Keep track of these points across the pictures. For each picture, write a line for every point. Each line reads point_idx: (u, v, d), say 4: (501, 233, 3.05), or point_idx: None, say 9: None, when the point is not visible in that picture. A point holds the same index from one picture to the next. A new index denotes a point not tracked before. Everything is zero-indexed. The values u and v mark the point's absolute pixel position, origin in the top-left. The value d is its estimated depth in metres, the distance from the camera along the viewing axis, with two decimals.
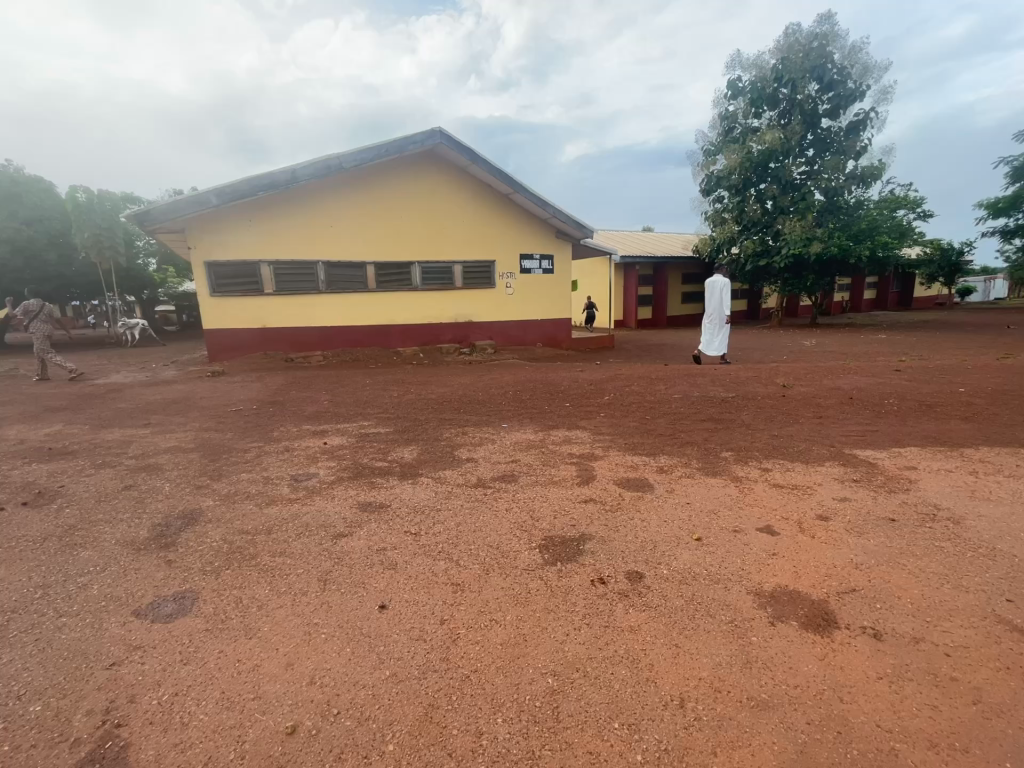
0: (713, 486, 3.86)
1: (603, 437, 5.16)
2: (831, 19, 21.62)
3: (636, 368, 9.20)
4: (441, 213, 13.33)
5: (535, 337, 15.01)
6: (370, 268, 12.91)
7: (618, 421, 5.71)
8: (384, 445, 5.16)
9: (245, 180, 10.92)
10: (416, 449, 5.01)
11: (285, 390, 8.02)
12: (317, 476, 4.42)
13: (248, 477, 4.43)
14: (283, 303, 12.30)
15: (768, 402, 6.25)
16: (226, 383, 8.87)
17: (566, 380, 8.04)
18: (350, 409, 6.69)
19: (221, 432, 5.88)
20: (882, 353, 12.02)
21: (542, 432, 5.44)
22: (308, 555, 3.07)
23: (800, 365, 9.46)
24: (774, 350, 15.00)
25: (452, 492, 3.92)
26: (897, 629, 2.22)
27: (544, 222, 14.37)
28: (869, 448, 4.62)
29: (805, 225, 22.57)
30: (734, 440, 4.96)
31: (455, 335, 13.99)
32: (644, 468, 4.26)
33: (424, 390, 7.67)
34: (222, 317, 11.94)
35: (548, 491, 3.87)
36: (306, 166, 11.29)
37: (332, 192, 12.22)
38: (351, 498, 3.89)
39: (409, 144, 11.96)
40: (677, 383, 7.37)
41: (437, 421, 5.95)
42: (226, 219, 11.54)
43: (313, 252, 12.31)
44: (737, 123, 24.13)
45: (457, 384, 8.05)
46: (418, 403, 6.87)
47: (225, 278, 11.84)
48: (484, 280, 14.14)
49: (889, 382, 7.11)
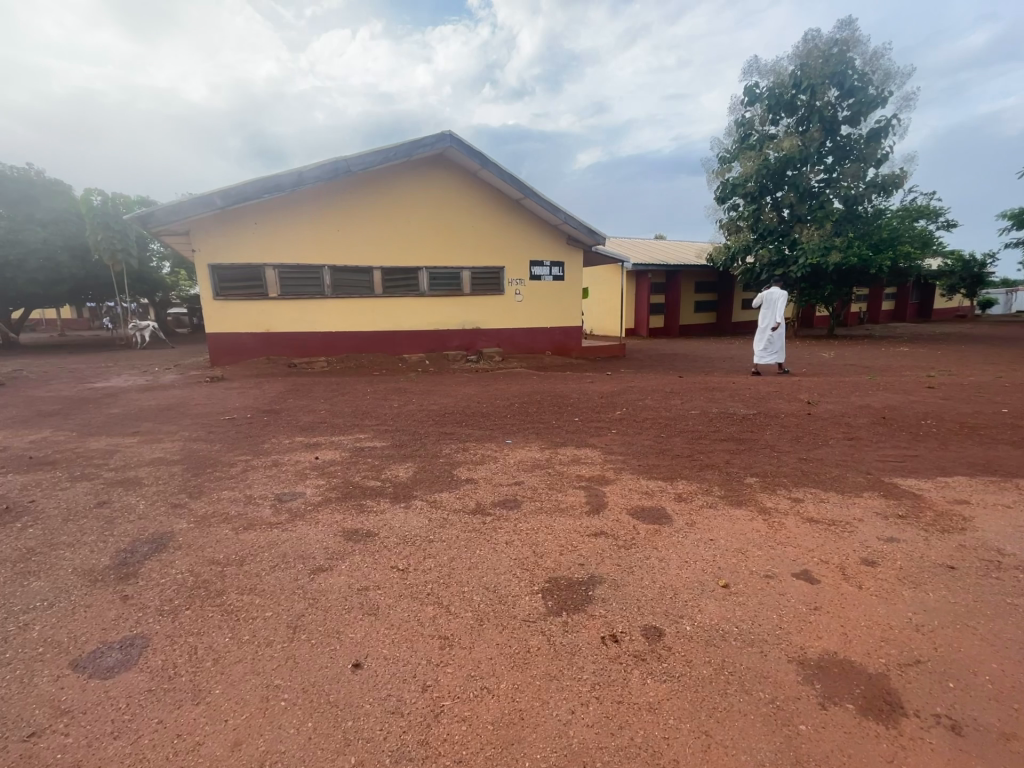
0: (739, 519, 3.45)
1: (615, 458, 4.77)
2: (852, 24, 21.18)
3: (648, 381, 8.80)
4: (450, 217, 13.07)
5: (544, 345, 14.66)
6: (377, 272, 12.67)
7: (631, 439, 5.32)
8: (380, 462, 4.82)
9: (251, 182, 10.74)
10: (413, 467, 4.66)
11: (283, 397, 7.76)
12: (304, 496, 4.08)
13: (230, 496, 4.10)
14: (287, 307, 12.08)
15: (793, 421, 5.82)
16: (224, 390, 8.61)
17: (575, 391, 7.67)
18: (348, 421, 6.37)
19: (211, 443, 5.59)
20: (907, 368, 11.48)
21: (550, 450, 5.07)
22: (280, 594, 2.71)
23: (823, 379, 8.99)
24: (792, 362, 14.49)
25: (447, 519, 3.55)
26: (983, 720, 1.79)
27: (555, 228, 14.06)
28: (910, 476, 4.18)
29: (823, 234, 22.04)
30: (758, 464, 4.54)
31: (462, 342, 13.68)
32: (660, 496, 3.86)
33: (427, 400, 7.34)
34: (225, 320, 11.75)
35: (553, 522, 3.48)
36: (313, 169, 11.09)
37: (340, 195, 12.02)
38: (337, 523, 3.54)
39: (418, 147, 11.73)
40: (693, 398, 6.96)
41: (438, 435, 5.61)
42: (231, 222, 11.38)
43: (319, 255, 12.10)
44: (754, 129, 23.71)
45: (461, 394, 7.73)
46: (419, 414, 6.55)
47: (230, 281, 11.67)
48: (493, 286, 13.84)
49: (922, 400, 6.63)
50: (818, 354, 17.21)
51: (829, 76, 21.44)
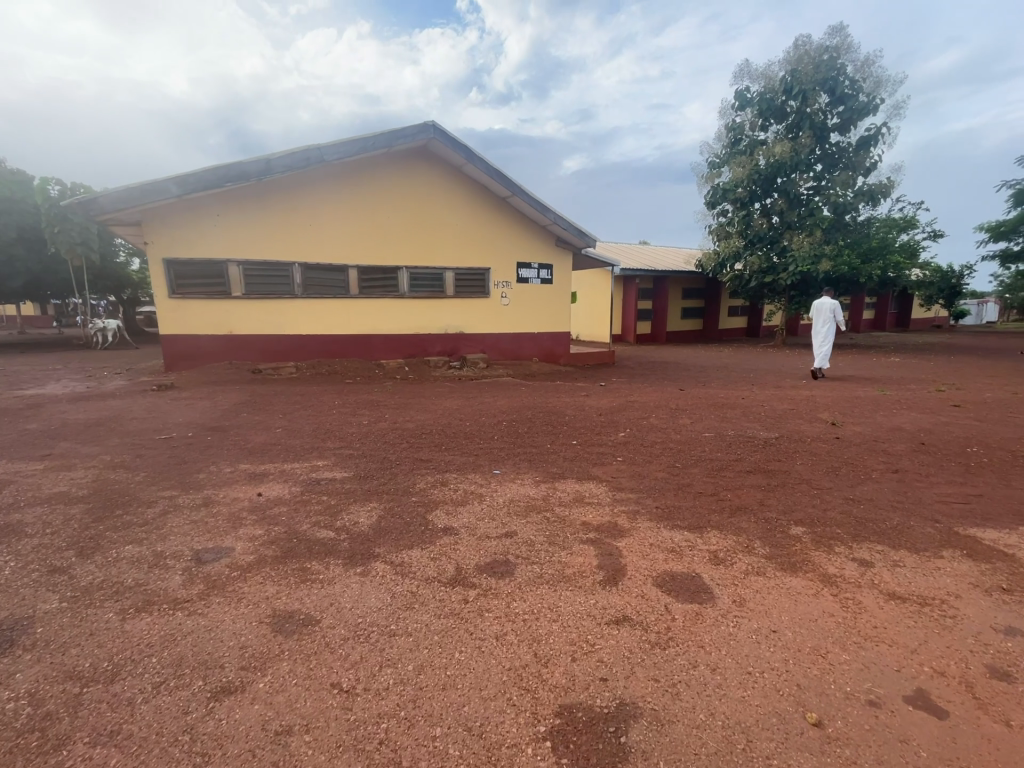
0: (802, 594, 2.63)
1: (627, 496, 3.94)
2: (843, 31, 20.97)
3: (649, 394, 8.02)
4: (432, 214, 12.18)
5: (531, 351, 13.86)
6: (353, 271, 11.70)
7: (644, 471, 4.48)
8: (339, 501, 3.90)
9: (210, 168, 9.66)
10: (378, 509, 3.74)
11: (237, 411, 6.73)
12: (230, 555, 3.12)
13: (131, 555, 3.11)
14: (252, 307, 11.02)
15: (824, 447, 5.06)
16: (171, 400, 7.55)
17: (570, 406, 6.84)
18: (308, 443, 5.40)
19: (133, 473, 4.56)
20: (911, 381, 10.96)
21: (548, 485, 4.21)
22: (152, 749, 1.77)
23: (833, 393, 8.33)
24: (787, 372, 13.90)
25: (416, 596, 2.65)
26: None
27: (544, 229, 13.30)
28: (988, 526, 3.42)
29: (814, 242, 21.76)
30: (799, 506, 3.75)
31: (444, 347, 12.80)
32: (691, 557, 3.02)
33: (402, 417, 6.40)
34: (182, 320, 10.64)
35: (558, 600, 2.60)
36: (282, 156, 10.06)
37: (311, 187, 11.03)
38: (266, 603, 2.60)
39: (399, 137, 10.82)
40: (704, 417, 6.18)
41: (412, 463, 4.71)
42: (189, 212, 10.28)
43: (289, 252, 11.07)
44: (744, 135, 23.34)
45: (441, 409, 6.82)
46: (393, 434, 5.62)
47: (188, 278, 10.57)
48: (478, 288, 12.99)
49: (954, 422, 5.96)
50: (811, 364, 16.72)
51: (820, 82, 21.17)
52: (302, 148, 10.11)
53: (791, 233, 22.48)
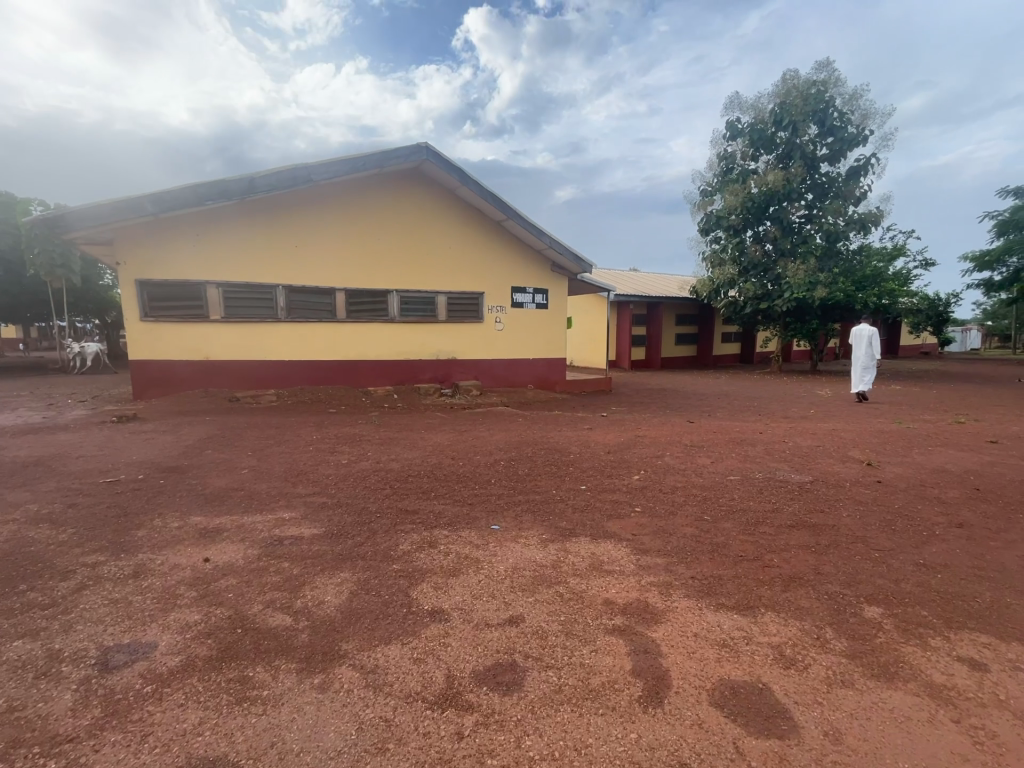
0: (918, 728, 1.93)
1: (655, 562, 3.27)
2: (830, 66, 21.41)
3: (656, 427, 7.42)
4: (424, 237, 11.73)
5: (526, 377, 13.29)
6: (341, 294, 11.13)
7: (668, 526, 3.81)
8: (304, 570, 3.18)
9: (190, 185, 9.12)
10: (350, 582, 3.03)
11: (201, 447, 5.98)
12: (150, 656, 2.38)
13: (16, 658, 2.36)
14: (231, 332, 10.35)
15: (868, 493, 4.45)
16: (130, 434, 6.80)
17: (572, 442, 6.21)
18: (276, 489, 4.67)
19: (56, 530, 3.78)
20: (922, 412, 10.48)
21: (558, 544, 3.54)
22: None
23: (850, 426, 7.79)
24: (789, 401, 13.44)
25: (391, 729, 1.94)
26: None
27: (538, 254, 12.90)
28: None
29: (808, 270, 21.69)
30: (864, 575, 3.10)
31: (435, 374, 12.19)
32: (753, 657, 2.33)
33: (387, 455, 5.70)
34: (155, 346, 9.95)
35: (586, 736, 1.90)
36: (267, 175, 9.58)
37: (299, 207, 10.55)
38: (180, 746, 1.86)
39: (391, 158, 10.43)
40: (725, 456, 5.56)
41: (396, 516, 4.01)
42: (166, 231, 9.71)
43: (272, 274, 10.49)
44: (735, 164, 23.55)
45: (430, 445, 6.13)
46: (374, 477, 4.91)
47: (162, 300, 9.92)
48: (471, 313, 12.46)
49: (998, 462, 5.40)
50: (813, 392, 16.26)
51: (809, 115, 21.50)
52: (290, 168, 9.66)
53: (785, 261, 22.46)
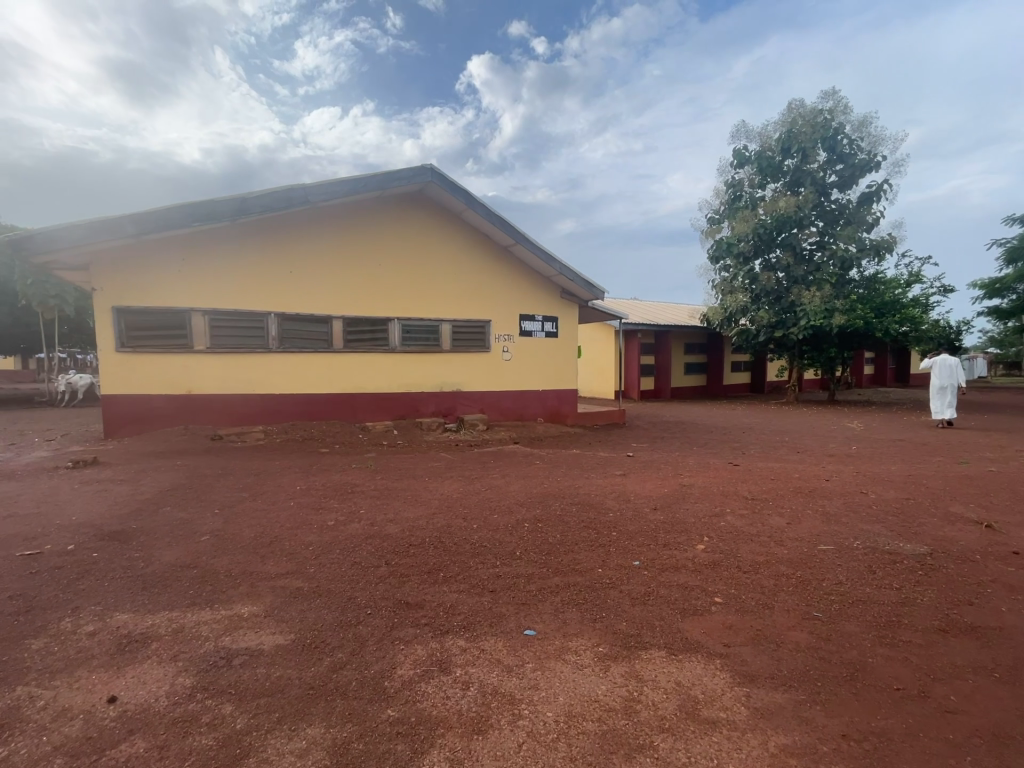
0: None
1: (776, 704, 2.19)
2: (836, 95, 21.17)
3: (698, 473, 6.36)
4: (427, 262, 10.99)
5: (536, 410, 12.31)
6: (338, 323, 10.29)
7: (771, 630, 2.75)
8: (251, 724, 2.09)
9: (176, 205, 8.39)
10: (321, 750, 1.95)
11: (158, 504, 4.93)
12: None
13: None
14: (217, 364, 9.47)
15: (1016, 573, 3.37)
16: (82, 483, 5.76)
17: (606, 494, 5.17)
18: (239, 567, 3.61)
19: None
20: (981, 449, 9.34)
21: (625, 668, 2.46)
22: None
23: (920, 469, 6.71)
24: (822, 436, 12.31)
25: None
26: None
27: (548, 280, 12.16)
28: None
29: (824, 296, 20.96)
30: None
31: (439, 407, 11.25)
32: None
33: (384, 514, 4.65)
34: (132, 378, 9.05)
35: None
36: (260, 195, 8.86)
37: (295, 231, 9.83)
38: None
39: (393, 179, 9.77)
40: (801, 514, 4.50)
41: (393, 613, 2.95)
42: (149, 255, 8.93)
43: (264, 300, 9.68)
44: (743, 191, 23.18)
45: (437, 499, 5.08)
46: (366, 549, 3.86)
47: (142, 329, 9.06)
48: (478, 341, 11.59)
49: None
50: (842, 424, 15.16)
51: (817, 142, 21.20)
52: (286, 189, 8.97)
53: (799, 287, 21.73)
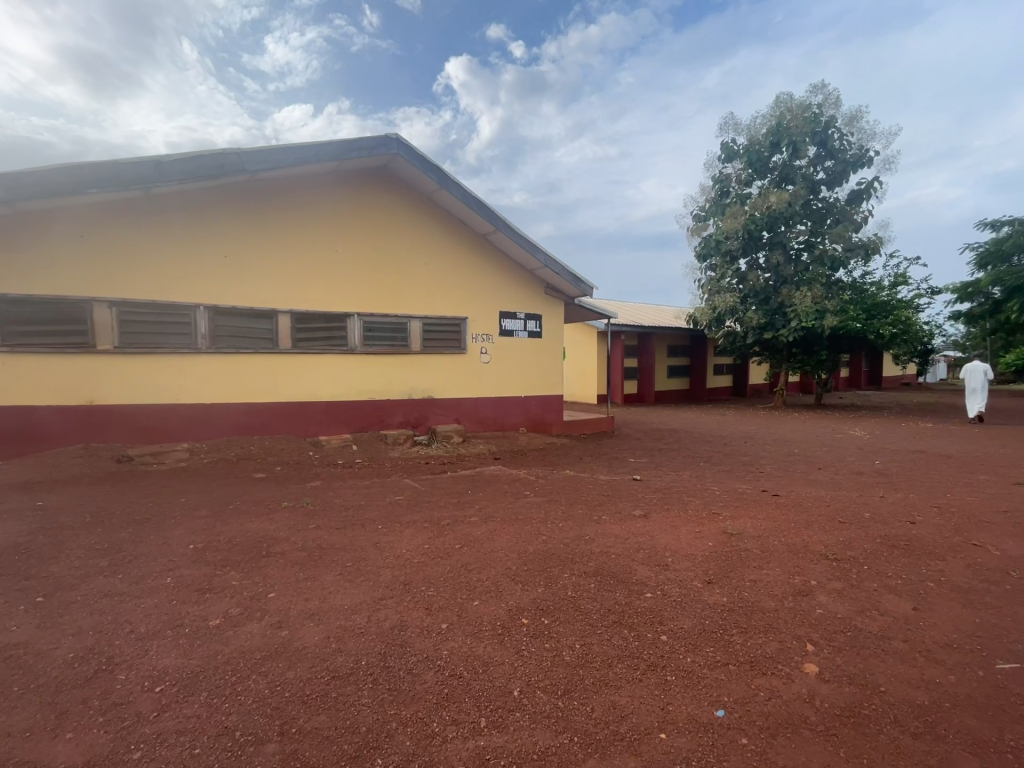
0: None
1: None
2: (826, 88, 20.39)
3: (737, 510, 4.92)
4: (392, 249, 9.34)
5: (518, 419, 10.79)
6: (283, 318, 8.55)
7: None
8: None
9: (64, 165, 6.47)
10: None
11: None
12: None
13: None
14: (128, 366, 7.61)
15: None
16: None
17: (630, 555, 3.64)
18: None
19: None
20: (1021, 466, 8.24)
21: None
22: None
23: (999, 500, 5.44)
24: (831, 448, 11.12)
25: None
26: None
27: (531, 273, 10.67)
28: None
29: (815, 296, 20.12)
30: None
31: (407, 417, 9.61)
32: None
33: (303, 602, 3.00)
34: (9, 385, 7.10)
35: None
36: (182, 159, 7.03)
37: (230, 206, 8.05)
38: None
39: (351, 148, 8.10)
40: (927, 593, 3.06)
41: None
42: (33, 230, 7.01)
43: (190, 289, 7.87)
44: (730, 187, 22.21)
45: (388, 566, 3.48)
46: (255, 690, 2.24)
47: (24, 323, 7.12)
48: (452, 341, 10.00)
49: None
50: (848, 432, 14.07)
51: (807, 136, 20.35)
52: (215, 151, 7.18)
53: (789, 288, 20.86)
